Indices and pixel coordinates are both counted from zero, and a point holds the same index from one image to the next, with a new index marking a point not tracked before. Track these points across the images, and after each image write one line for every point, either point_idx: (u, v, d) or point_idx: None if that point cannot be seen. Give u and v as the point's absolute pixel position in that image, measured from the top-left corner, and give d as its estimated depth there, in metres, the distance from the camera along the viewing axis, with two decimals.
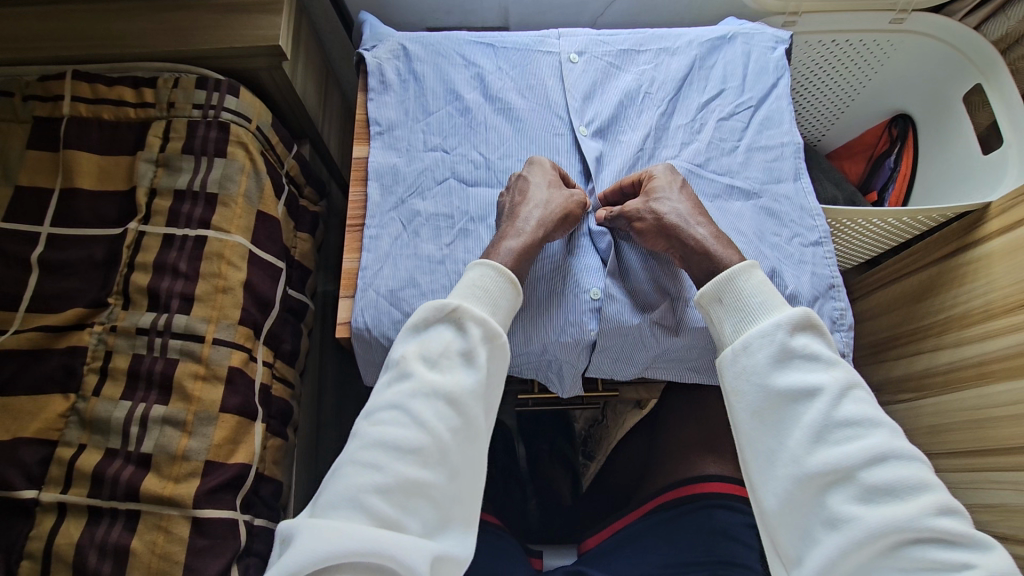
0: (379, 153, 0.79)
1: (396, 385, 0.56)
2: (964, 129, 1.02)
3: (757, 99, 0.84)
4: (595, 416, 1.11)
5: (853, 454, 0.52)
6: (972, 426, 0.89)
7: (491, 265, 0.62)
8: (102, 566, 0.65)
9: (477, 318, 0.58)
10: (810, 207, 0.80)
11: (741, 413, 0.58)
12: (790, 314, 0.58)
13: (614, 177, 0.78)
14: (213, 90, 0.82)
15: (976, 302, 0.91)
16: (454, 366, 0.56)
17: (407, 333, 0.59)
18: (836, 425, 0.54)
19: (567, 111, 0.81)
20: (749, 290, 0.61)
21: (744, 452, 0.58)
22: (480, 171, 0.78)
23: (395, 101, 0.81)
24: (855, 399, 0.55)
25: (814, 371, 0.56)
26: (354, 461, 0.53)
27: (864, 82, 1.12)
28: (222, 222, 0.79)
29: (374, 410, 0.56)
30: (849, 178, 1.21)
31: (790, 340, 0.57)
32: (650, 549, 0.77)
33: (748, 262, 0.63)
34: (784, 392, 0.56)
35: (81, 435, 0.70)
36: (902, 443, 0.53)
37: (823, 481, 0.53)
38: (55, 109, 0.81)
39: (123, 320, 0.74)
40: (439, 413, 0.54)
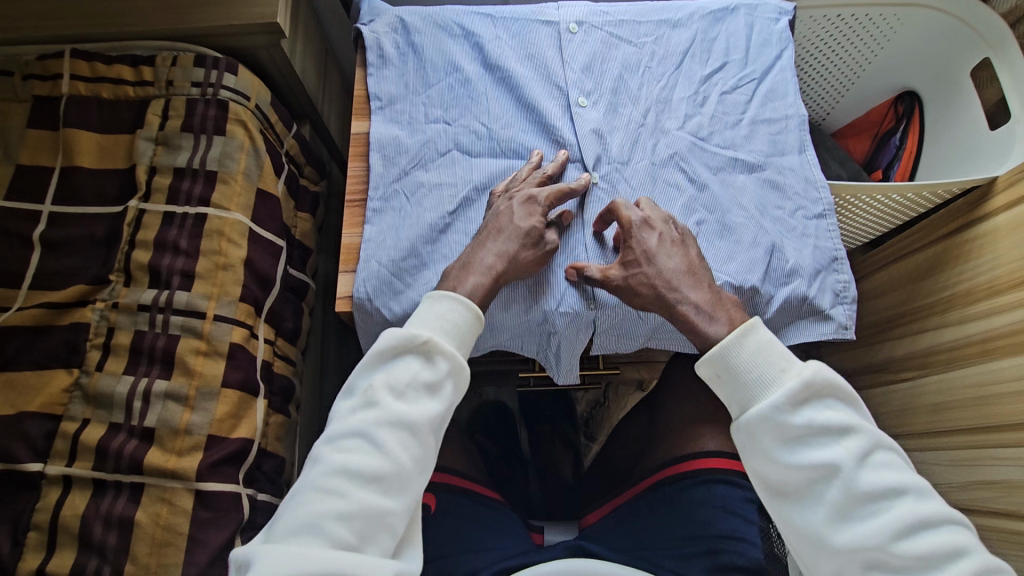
0: (379, 126, 0.79)
1: (362, 414, 0.54)
2: (973, 107, 1.01)
3: (761, 71, 0.83)
4: (596, 399, 1.16)
5: (882, 532, 0.52)
6: (975, 403, 0.89)
7: (461, 300, 0.59)
8: (108, 537, 0.66)
9: (448, 352, 0.56)
10: (816, 178, 0.79)
11: (766, 494, 0.57)
12: (789, 389, 0.55)
13: (621, 145, 0.77)
14: (211, 67, 0.82)
15: (981, 279, 0.90)
16: (419, 396, 0.55)
17: (372, 359, 0.57)
18: (860, 502, 0.53)
19: (567, 84, 0.80)
20: (744, 365, 0.58)
21: (777, 530, 0.57)
22: (481, 142, 0.78)
23: (395, 75, 0.81)
24: (875, 465, 0.54)
25: (827, 446, 0.54)
26: (315, 488, 0.52)
27: (869, 59, 1.10)
28: (222, 199, 0.79)
29: (336, 435, 0.54)
30: (854, 156, 1.19)
31: (793, 417, 0.54)
32: (647, 525, 0.78)
33: (741, 333, 0.59)
34: (800, 475, 0.54)
35: (85, 410, 0.71)
36: (929, 506, 0.52)
37: (858, 562, 0.52)
38: (55, 88, 0.81)
39: (124, 296, 0.74)
40: (404, 442, 0.53)
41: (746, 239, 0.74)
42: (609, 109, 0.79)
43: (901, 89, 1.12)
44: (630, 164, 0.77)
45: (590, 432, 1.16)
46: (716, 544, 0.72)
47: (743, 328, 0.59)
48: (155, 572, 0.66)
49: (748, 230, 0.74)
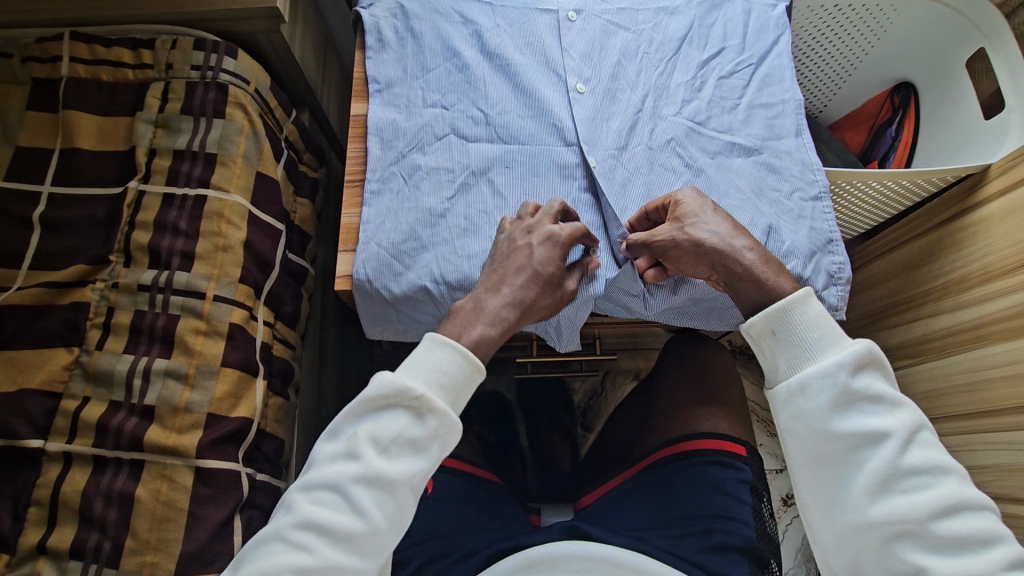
0: (378, 109, 0.79)
1: (341, 464, 0.54)
2: (967, 98, 1.01)
3: (758, 57, 0.84)
4: (594, 388, 1.17)
5: (922, 505, 0.52)
6: (968, 388, 0.91)
7: (463, 351, 0.58)
8: (108, 513, 0.67)
9: (439, 411, 0.55)
10: (811, 162, 0.80)
11: (800, 455, 0.57)
12: (852, 351, 0.56)
13: (622, 126, 0.78)
14: (211, 51, 0.82)
15: (975, 265, 0.90)
16: (403, 453, 0.55)
17: (362, 405, 0.56)
18: (903, 475, 0.54)
19: (565, 70, 0.80)
20: (805, 324, 0.58)
21: (808, 493, 0.58)
22: (480, 127, 0.78)
23: (393, 59, 0.81)
24: (922, 443, 0.54)
25: (877, 416, 0.55)
26: (284, 538, 0.52)
27: (865, 51, 1.11)
28: (221, 181, 0.79)
29: (313, 484, 0.54)
30: (850, 147, 1.19)
31: (852, 381, 0.55)
32: (643, 506, 0.79)
33: (805, 292, 0.59)
34: (847, 438, 0.55)
35: (85, 388, 0.71)
36: (971, 492, 0.53)
37: (889, 532, 0.53)
38: (54, 71, 0.81)
39: (124, 276, 0.75)
40: (379, 502, 0.54)
41: (741, 221, 0.74)
42: (606, 95, 0.80)
43: (896, 81, 1.12)
44: (628, 149, 0.77)
45: (587, 423, 1.16)
46: (711, 524, 0.73)
47: (808, 290, 0.59)
48: (156, 547, 0.67)
49: (745, 213, 0.75)
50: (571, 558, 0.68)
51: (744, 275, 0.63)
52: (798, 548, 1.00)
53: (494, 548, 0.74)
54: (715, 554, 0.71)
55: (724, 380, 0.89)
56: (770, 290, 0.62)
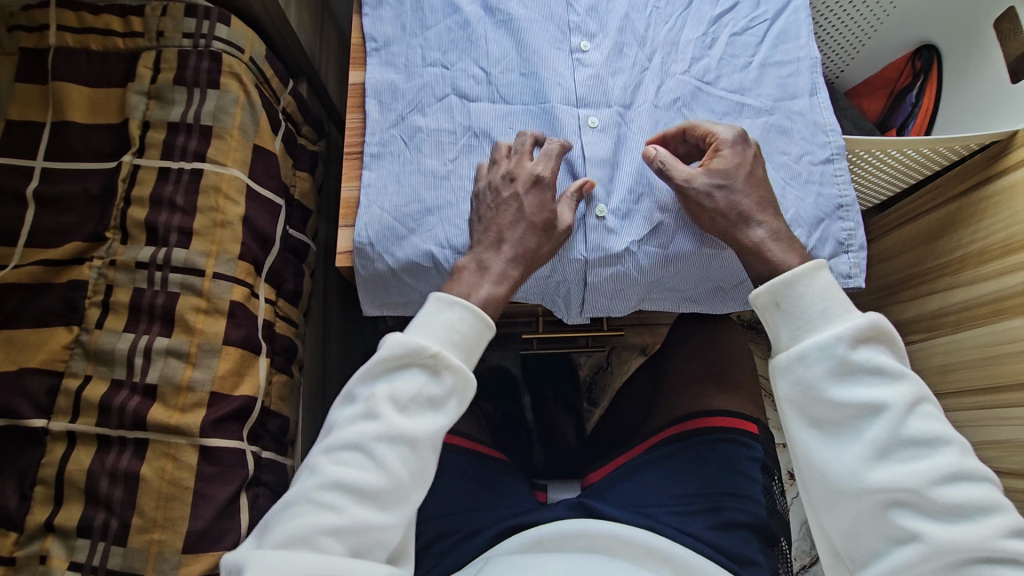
0: (376, 69, 0.76)
1: (363, 424, 0.52)
2: (994, 54, 0.94)
3: (774, 12, 0.80)
4: (600, 363, 1.16)
5: (920, 475, 0.49)
6: (981, 363, 0.89)
7: (477, 311, 0.56)
8: (114, 491, 0.67)
9: (455, 369, 0.53)
10: (825, 122, 0.77)
11: (800, 427, 0.55)
12: (856, 324, 0.53)
13: (624, 85, 0.74)
14: (203, 18, 0.78)
15: (994, 238, 0.87)
16: (422, 411, 0.53)
17: (376, 368, 0.53)
18: (899, 444, 0.51)
19: (570, 27, 0.76)
20: (811, 297, 0.55)
21: (802, 465, 0.55)
22: (480, 86, 0.75)
23: (392, 16, 0.78)
24: (923, 415, 0.51)
25: (878, 387, 0.52)
26: (309, 498, 0.50)
27: (888, 11, 1.04)
28: (218, 154, 0.77)
29: (333, 446, 0.52)
30: (868, 116, 1.14)
31: (851, 354, 0.52)
32: (655, 482, 0.76)
33: (814, 265, 0.56)
34: (845, 409, 0.52)
35: (87, 366, 0.71)
36: (972, 461, 0.50)
37: (885, 500, 0.50)
38: (41, 40, 0.77)
39: (122, 253, 0.73)
40: (401, 459, 0.51)
41: None
42: (614, 50, 0.76)
43: (919, 43, 1.05)
44: (633, 107, 0.74)
45: (593, 398, 1.14)
46: (720, 502, 0.73)
47: (815, 263, 0.57)
48: (163, 525, 0.67)
49: None
50: (578, 537, 0.67)
51: (766, 240, 0.62)
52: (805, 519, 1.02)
53: (500, 525, 0.72)
54: (724, 532, 0.71)
55: (734, 358, 0.87)
56: (779, 258, 0.60)
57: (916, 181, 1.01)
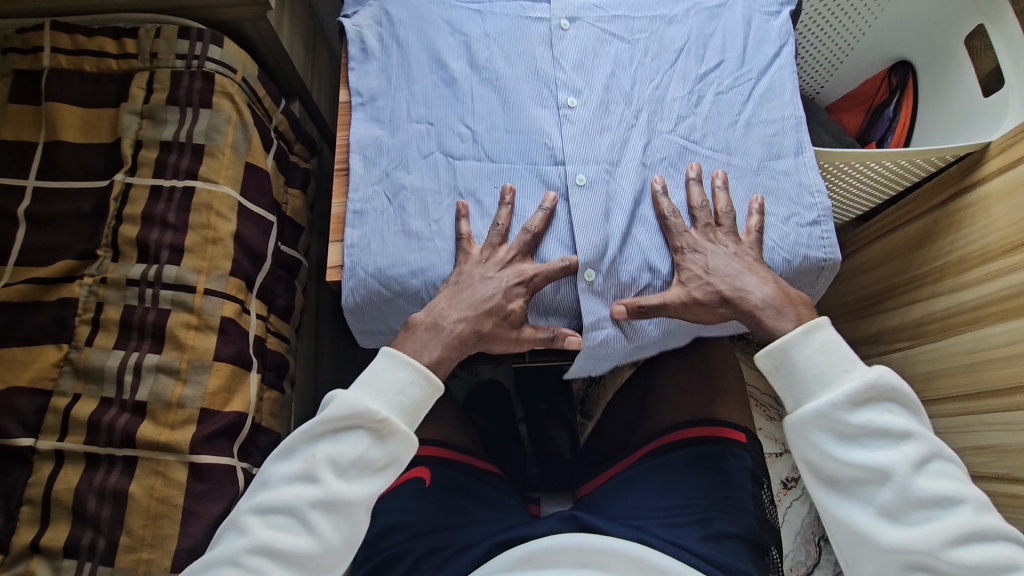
0: (361, 124, 0.75)
1: (301, 486, 0.58)
2: (965, 70, 0.97)
3: (758, 71, 0.78)
4: (593, 376, 1.11)
5: (933, 537, 0.57)
6: (965, 370, 0.90)
7: (428, 377, 0.63)
8: (102, 510, 0.66)
9: (401, 432, 0.60)
10: (811, 183, 0.75)
11: (820, 486, 0.63)
12: (848, 390, 0.60)
13: (611, 143, 0.73)
14: (196, 39, 0.79)
15: (974, 246, 0.89)
16: (360, 474, 0.60)
17: (321, 431, 0.60)
18: (914, 506, 0.59)
19: (556, 84, 0.75)
20: (806, 361, 0.63)
21: (824, 520, 0.64)
22: (466, 144, 0.73)
23: (377, 69, 0.77)
24: (933, 475, 0.59)
25: (884, 449, 0.60)
26: (236, 561, 0.56)
27: (864, 31, 1.07)
28: (209, 172, 0.78)
29: (268, 507, 0.58)
30: (848, 131, 1.16)
31: (851, 417, 0.60)
32: (647, 494, 0.77)
33: (811, 325, 0.63)
34: (857, 471, 0.60)
35: (76, 385, 0.70)
36: (985, 518, 0.57)
37: (902, 560, 0.58)
38: (36, 62, 0.79)
39: (112, 271, 0.74)
40: (332, 523, 0.58)
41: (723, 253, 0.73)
42: (600, 107, 0.74)
43: (894, 60, 1.09)
44: (621, 164, 0.72)
45: (586, 411, 1.10)
46: (710, 513, 0.73)
47: (810, 325, 0.63)
48: (151, 544, 0.66)
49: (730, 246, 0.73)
50: (568, 551, 0.67)
51: (759, 305, 0.66)
52: (801, 531, 1.03)
53: (493, 539, 0.72)
54: (714, 543, 0.71)
55: (723, 365, 0.88)
56: None
57: (903, 189, 1.03)
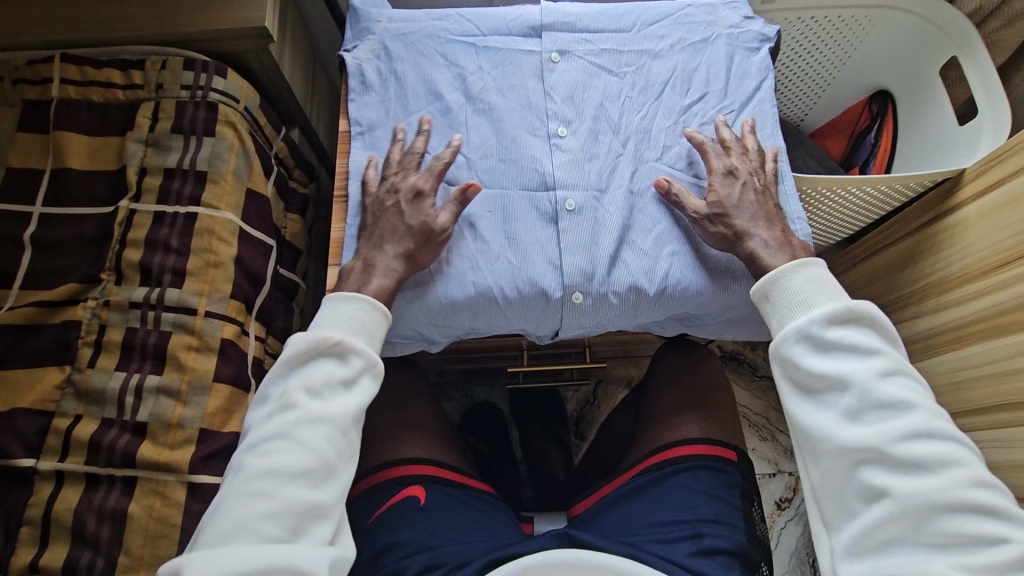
0: (360, 153, 0.78)
1: (280, 415, 0.58)
2: (941, 98, 1.02)
3: (740, 103, 0.81)
4: (586, 397, 1.17)
5: (884, 433, 0.55)
6: (951, 388, 0.93)
7: (371, 301, 0.64)
8: (101, 530, 0.67)
9: (360, 350, 0.61)
10: (792, 210, 0.78)
11: (788, 395, 0.62)
12: (827, 310, 0.60)
13: (599, 171, 0.76)
14: (200, 71, 0.83)
15: (953, 268, 0.92)
16: (335, 393, 0.60)
17: (286, 366, 0.61)
18: (871, 407, 0.57)
19: (547, 114, 0.78)
20: (794, 287, 0.63)
21: (794, 436, 0.62)
22: (460, 171, 0.76)
23: (376, 101, 0.80)
24: (894, 383, 0.57)
25: (850, 360, 0.58)
26: (240, 492, 0.55)
27: (844, 59, 1.11)
28: (212, 198, 0.80)
29: (256, 442, 0.58)
30: (831, 155, 1.19)
31: (824, 331, 0.60)
32: (638, 512, 0.78)
33: (796, 263, 0.64)
34: (821, 375, 0.59)
35: (77, 406, 0.72)
36: (941, 425, 0.56)
37: (855, 459, 0.56)
38: (44, 92, 0.81)
39: (115, 294, 0.75)
40: (328, 437, 0.58)
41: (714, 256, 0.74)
42: (589, 136, 0.78)
43: (874, 88, 1.13)
44: (608, 191, 0.75)
45: (581, 431, 1.15)
46: (701, 528, 0.74)
47: (800, 261, 0.65)
48: (149, 564, 0.67)
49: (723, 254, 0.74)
50: (560, 565, 0.69)
51: (763, 250, 0.67)
52: (795, 551, 1.05)
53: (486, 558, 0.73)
54: (706, 558, 0.72)
55: (712, 384, 0.90)
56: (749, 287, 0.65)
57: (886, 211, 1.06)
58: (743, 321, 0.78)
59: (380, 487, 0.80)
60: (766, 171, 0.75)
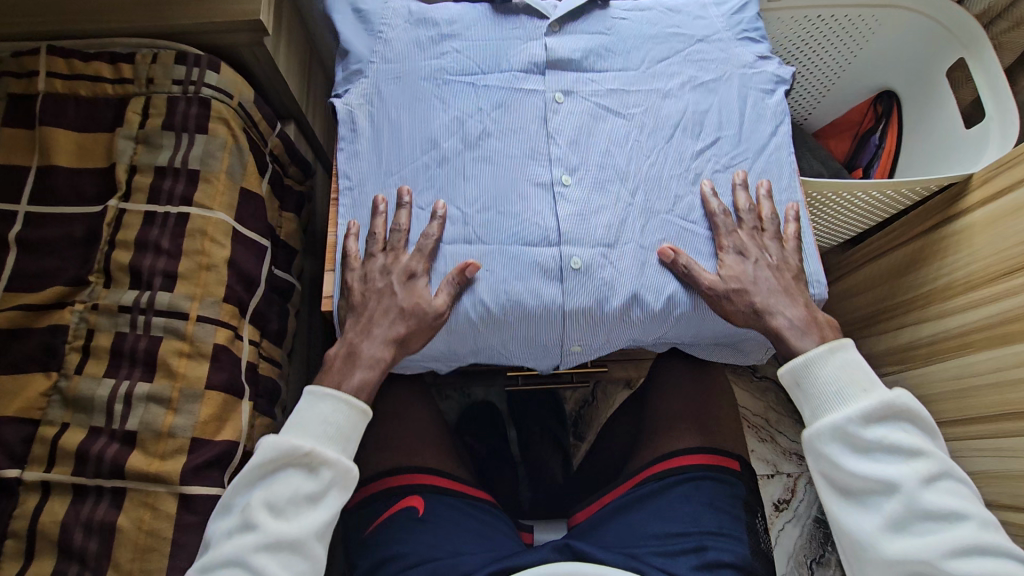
0: (347, 212, 0.76)
1: (240, 536, 0.60)
2: (947, 102, 1.00)
3: (754, 151, 0.79)
4: (585, 397, 1.15)
5: (933, 547, 0.59)
6: (956, 395, 0.91)
7: (346, 398, 0.65)
8: (89, 544, 0.65)
9: (330, 462, 0.63)
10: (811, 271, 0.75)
11: (833, 497, 0.64)
12: (865, 408, 0.62)
13: (605, 228, 0.73)
14: (193, 65, 0.80)
15: (957, 274, 0.90)
16: (299, 509, 0.61)
17: (254, 476, 0.62)
18: (918, 518, 0.60)
19: (550, 160, 0.75)
20: (827, 376, 0.65)
21: (839, 537, 0.64)
22: (456, 227, 0.73)
23: (367, 149, 0.77)
24: (939, 489, 0.60)
25: (894, 465, 0.61)
26: None
27: (849, 59, 1.09)
28: (204, 199, 0.78)
29: (214, 562, 0.59)
30: (834, 155, 1.17)
31: (864, 432, 0.62)
32: (640, 523, 0.76)
33: (831, 346, 0.65)
34: (868, 482, 0.61)
35: (64, 414, 0.69)
36: (987, 532, 0.59)
37: (905, 570, 0.59)
38: (31, 86, 0.78)
39: (104, 298, 0.73)
40: (283, 563, 0.60)
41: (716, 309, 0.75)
42: (594, 186, 0.75)
43: (879, 88, 1.11)
44: (616, 246, 0.72)
45: (579, 432, 1.13)
46: (704, 541, 0.73)
47: (832, 345, 0.66)
48: None
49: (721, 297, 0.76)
50: None
51: (784, 327, 0.68)
52: (792, 552, 1.03)
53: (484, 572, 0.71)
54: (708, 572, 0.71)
55: (715, 392, 0.88)
56: None
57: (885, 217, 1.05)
58: (729, 345, 0.81)
59: (378, 495, 0.79)
60: (781, 245, 0.74)
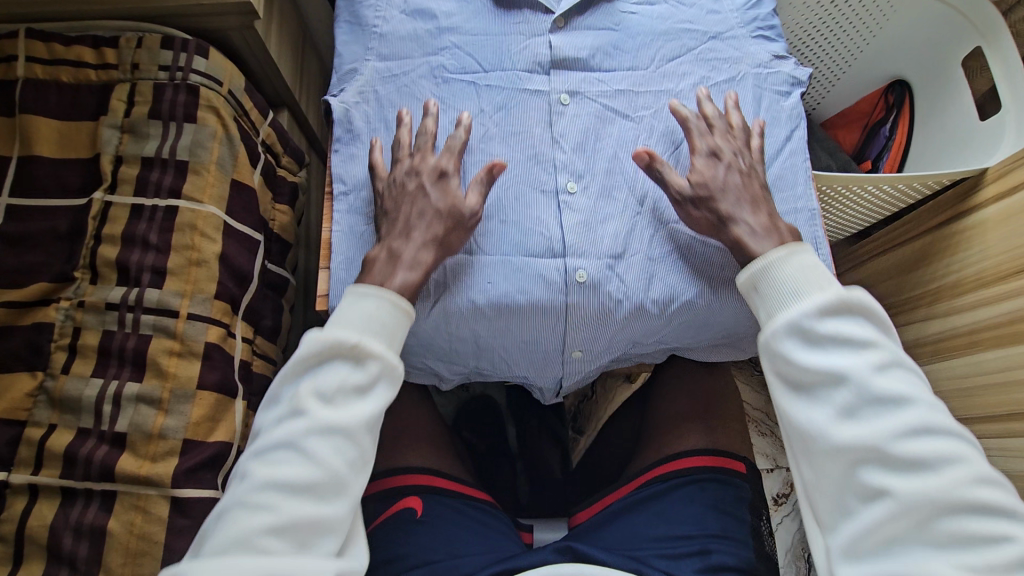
0: (342, 216, 0.72)
1: (290, 422, 0.54)
2: (962, 94, 0.98)
3: (770, 156, 0.76)
4: (584, 392, 1.07)
5: (887, 427, 0.53)
6: (959, 394, 0.90)
7: (389, 296, 0.59)
8: (79, 548, 0.64)
9: (377, 354, 0.56)
10: None
11: (781, 392, 0.58)
12: (823, 300, 0.56)
13: (613, 239, 0.70)
14: (180, 50, 0.76)
15: (969, 271, 0.89)
16: (348, 399, 0.55)
17: (299, 370, 0.56)
18: (872, 402, 0.54)
19: (555, 166, 0.73)
20: (785, 279, 0.59)
21: (788, 438, 0.58)
22: None
23: (363, 153, 0.74)
24: (891, 376, 0.54)
25: (846, 354, 0.55)
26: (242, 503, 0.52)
27: (863, 45, 1.06)
28: (194, 191, 0.75)
29: (264, 451, 0.54)
30: (843, 147, 1.14)
31: (817, 325, 0.56)
32: (643, 524, 0.75)
33: (789, 250, 0.60)
34: (815, 373, 0.55)
35: (51, 415, 0.68)
36: (937, 416, 0.53)
37: (853, 458, 0.53)
38: (9, 71, 0.75)
39: (91, 295, 0.71)
40: (337, 447, 0.54)
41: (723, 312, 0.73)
42: (601, 194, 0.72)
43: (890, 77, 1.08)
44: (624, 257, 0.70)
45: (578, 426, 1.07)
46: (708, 544, 0.72)
47: (790, 249, 0.61)
48: None
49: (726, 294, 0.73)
50: None
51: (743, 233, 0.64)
52: None
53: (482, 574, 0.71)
54: None
55: (719, 394, 0.87)
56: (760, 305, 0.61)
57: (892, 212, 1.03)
58: (731, 347, 0.80)
59: (377, 497, 0.78)
60: (750, 153, 0.71)
